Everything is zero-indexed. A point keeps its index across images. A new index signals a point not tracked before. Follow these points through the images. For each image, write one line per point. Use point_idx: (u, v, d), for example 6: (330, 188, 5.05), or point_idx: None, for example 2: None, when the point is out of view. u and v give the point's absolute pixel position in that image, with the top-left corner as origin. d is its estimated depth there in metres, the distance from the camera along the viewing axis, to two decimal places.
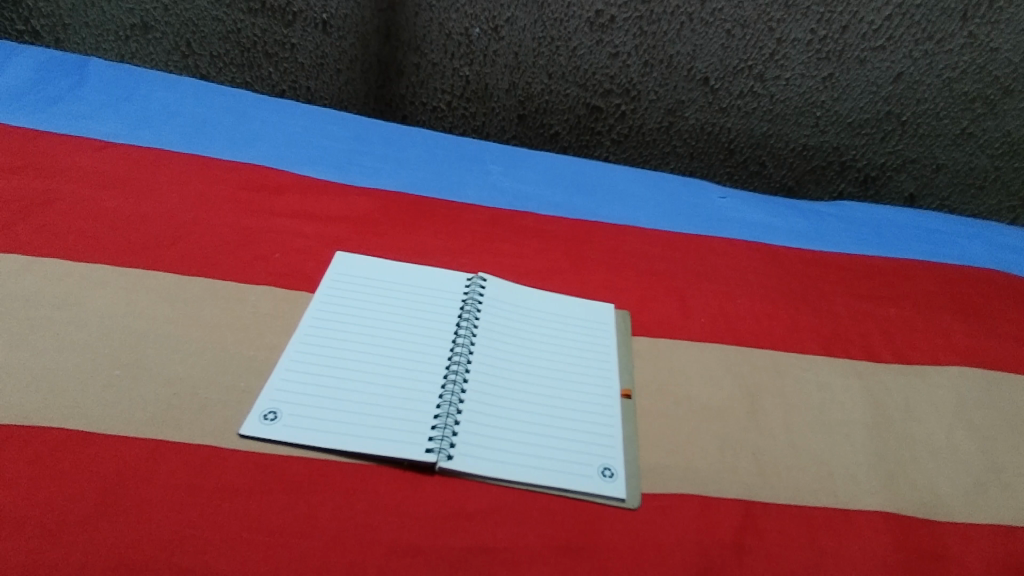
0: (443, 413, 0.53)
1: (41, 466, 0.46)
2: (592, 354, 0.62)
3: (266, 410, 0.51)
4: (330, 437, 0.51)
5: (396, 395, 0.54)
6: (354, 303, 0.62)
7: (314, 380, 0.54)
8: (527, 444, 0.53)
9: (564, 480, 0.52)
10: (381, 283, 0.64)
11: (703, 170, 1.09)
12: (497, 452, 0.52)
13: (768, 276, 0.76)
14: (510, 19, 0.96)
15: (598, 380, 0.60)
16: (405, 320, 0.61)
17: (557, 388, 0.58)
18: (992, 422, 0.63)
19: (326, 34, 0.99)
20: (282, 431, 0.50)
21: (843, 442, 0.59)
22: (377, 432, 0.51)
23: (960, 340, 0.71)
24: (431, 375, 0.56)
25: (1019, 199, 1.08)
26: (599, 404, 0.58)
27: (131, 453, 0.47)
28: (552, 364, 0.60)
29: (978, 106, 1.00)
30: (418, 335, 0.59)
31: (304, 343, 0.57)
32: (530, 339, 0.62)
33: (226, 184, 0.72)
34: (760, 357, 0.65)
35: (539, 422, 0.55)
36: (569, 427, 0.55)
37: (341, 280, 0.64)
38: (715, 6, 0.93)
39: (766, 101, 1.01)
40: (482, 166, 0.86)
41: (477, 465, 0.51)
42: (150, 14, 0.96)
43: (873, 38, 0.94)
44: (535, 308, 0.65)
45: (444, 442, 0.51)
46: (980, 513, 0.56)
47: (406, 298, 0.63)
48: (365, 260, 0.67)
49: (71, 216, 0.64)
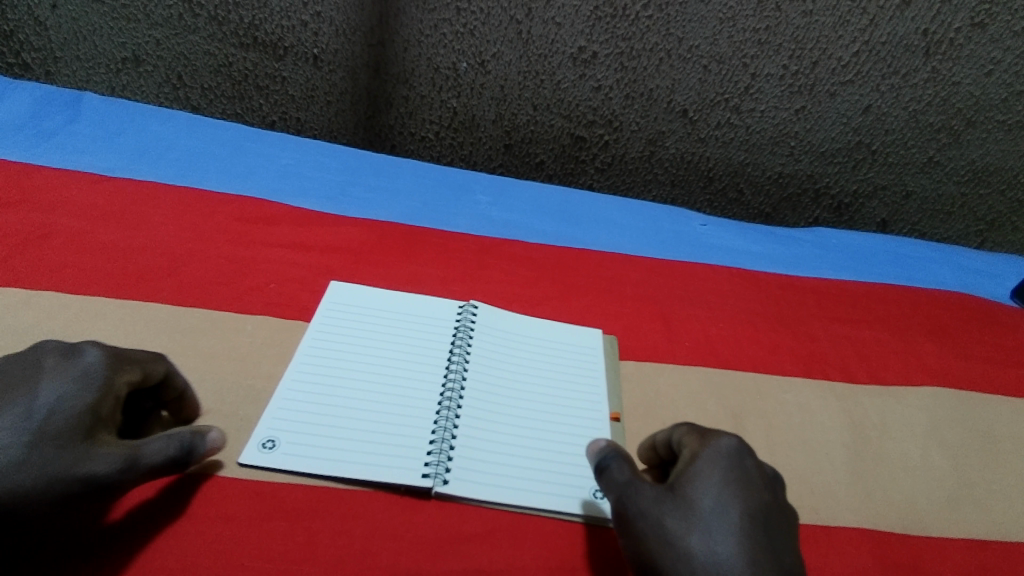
0: (438, 438, 0.55)
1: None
2: (582, 377, 0.64)
3: (265, 438, 0.53)
4: (328, 463, 0.52)
5: (393, 422, 0.55)
6: (349, 331, 0.63)
7: (313, 407, 0.55)
8: (521, 468, 0.55)
9: (557, 502, 0.53)
10: (374, 311, 0.66)
11: (684, 197, 1.13)
12: (490, 475, 0.54)
13: (748, 300, 0.79)
14: (495, 55, 0.99)
15: (588, 403, 0.62)
16: (400, 347, 0.62)
17: (548, 412, 0.60)
18: (963, 440, 0.66)
19: (317, 68, 1.01)
20: (282, 459, 0.51)
21: (823, 460, 0.62)
22: (375, 459, 0.53)
23: (931, 361, 0.74)
24: (425, 402, 0.58)
25: (985, 223, 1.14)
26: (590, 426, 0.60)
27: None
28: (543, 389, 0.62)
29: (943, 136, 1.05)
30: (413, 363, 0.61)
31: (301, 370, 0.58)
32: (521, 364, 0.63)
33: (222, 215, 0.74)
34: (742, 380, 0.68)
35: (532, 446, 0.56)
36: (563, 450, 0.57)
37: (338, 307, 0.65)
38: (692, 43, 0.96)
39: (743, 131, 1.05)
40: (472, 196, 0.88)
41: (470, 489, 0.52)
42: (141, 48, 0.98)
43: (842, 73, 0.98)
44: (526, 334, 0.67)
45: (440, 467, 0.53)
46: (954, 527, 0.58)
47: (402, 326, 0.65)
48: (357, 288, 0.68)
49: (68, 249, 0.65)
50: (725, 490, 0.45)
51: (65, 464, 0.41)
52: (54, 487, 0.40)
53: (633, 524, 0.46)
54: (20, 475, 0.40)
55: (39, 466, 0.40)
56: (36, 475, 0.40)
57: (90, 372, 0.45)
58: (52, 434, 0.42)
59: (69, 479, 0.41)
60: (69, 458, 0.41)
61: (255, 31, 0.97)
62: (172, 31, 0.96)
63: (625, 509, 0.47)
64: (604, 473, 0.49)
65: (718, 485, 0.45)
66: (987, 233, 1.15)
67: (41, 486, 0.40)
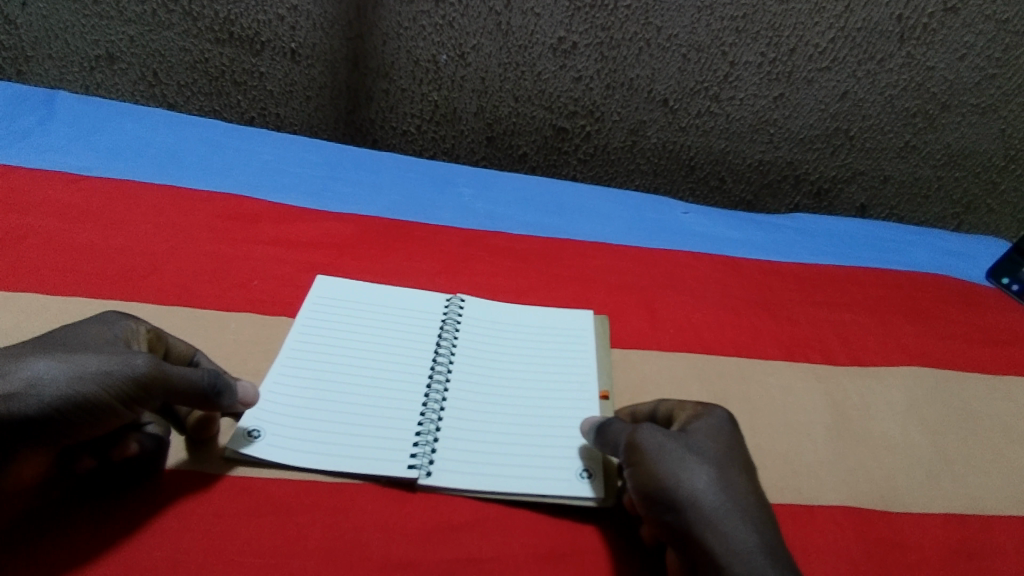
0: (424, 429, 0.55)
1: (36, 496, 0.46)
2: (569, 360, 0.64)
3: (250, 428, 0.53)
4: (314, 456, 0.52)
5: (379, 413, 0.56)
6: (336, 324, 0.63)
7: (299, 399, 0.55)
8: (505, 455, 0.55)
9: (542, 485, 0.53)
10: (360, 304, 0.66)
11: (666, 187, 1.14)
12: (476, 465, 0.54)
13: (731, 286, 0.80)
14: (475, 46, 0.99)
15: (575, 384, 0.62)
16: (386, 339, 0.62)
17: (535, 398, 0.60)
18: (942, 418, 0.68)
19: (295, 62, 1.00)
20: (267, 450, 0.51)
21: (805, 441, 0.63)
22: (360, 451, 0.53)
23: (909, 341, 0.76)
24: (411, 394, 0.58)
25: (961, 207, 1.16)
26: (579, 409, 0.60)
27: (121, 480, 0.48)
28: (529, 375, 0.62)
29: (919, 121, 1.06)
30: (400, 356, 0.61)
31: (288, 362, 0.58)
32: (507, 353, 0.64)
33: (202, 213, 0.73)
34: (726, 365, 0.69)
35: (518, 432, 0.57)
36: (550, 434, 0.57)
37: (328, 298, 0.65)
38: (671, 32, 0.97)
39: (723, 120, 1.06)
40: (454, 188, 0.88)
41: (455, 479, 0.53)
42: (115, 45, 0.96)
43: (819, 60, 0.99)
44: (512, 323, 0.67)
45: (424, 459, 0.53)
46: (933, 503, 0.60)
47: (387, 319, 0.65)
48: (344, 282, 0.68)
49: (45, 250, 0.65)
50: (730, 443, 0.49)
51: (93, 359, 0.43)
52: (79, 378, 0.42)
53: (642, 454, 0.48)
54: (53, 368, 0.42)
55: (68, 357, 0.43)
56: (63, 364, 0.43)
57: (114, 322, 0.49)
58: (80, 345, 0.45)
59: (94, 373, 0.43)
60: (95, 353, 0.44)
61: (231, 26, 0.96)
62: (146, 27, 0.95)
63: (635, 438, 0.49)
64: (609, 429, 0.53)
65: (721, 435, 0.49)
66: (964, 215, 1.17)
67: (67, 378, 0.42)
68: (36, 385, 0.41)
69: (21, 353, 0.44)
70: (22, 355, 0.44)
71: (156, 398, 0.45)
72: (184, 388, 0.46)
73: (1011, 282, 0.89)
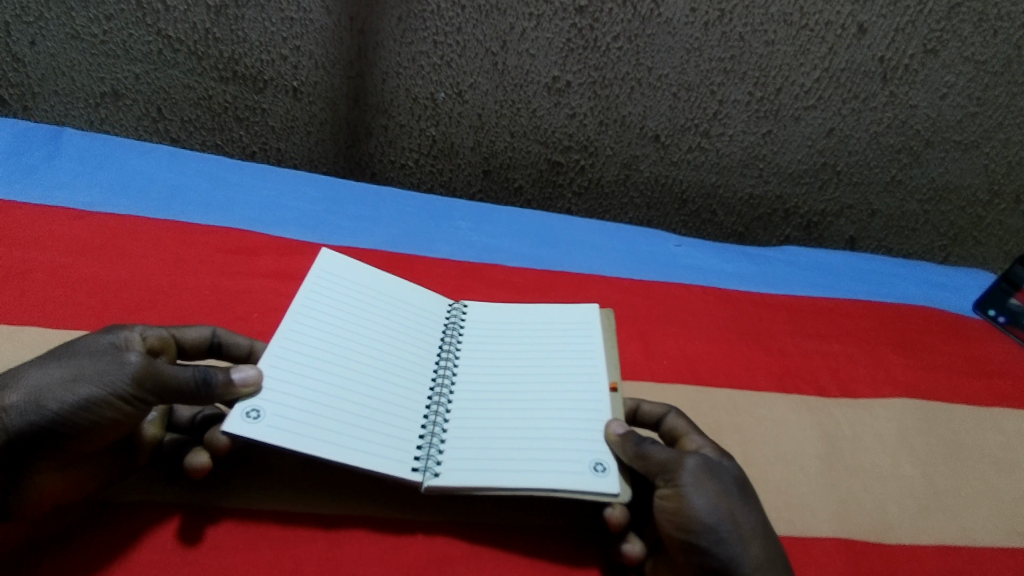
0: (428, 435, 0.55)
1: (46, 539, 0.48)
2: (578, 351, 0.63)
3: (248, 408, 0.50)
4: (316, 444, 0.50)
5: (382, 411, 0.55)
6: (341, 307, 0.62)
7: (301, 384, 0.53)
8: (512, 451, 0.54)
9: (557, 481, 0.52)
10: (366, 293, 0.65)
11: (659, 219, 1.16)
12: (483, 463, 0.53)
13: (723, 318, 0.81)
14: (472, 85, 1.02)
15: (583, 376, 0.60)
16: (389, 337, 0.62)
17: (541, 393, 0.60)
18: (933, 449, 0.69)
19: (296, 100, 1.03)
20: (267, 432, 0.49)
21: (797, 472, 0.64)
22: (364, 447, 0.52)
23: (898, 372, 0.77)
24: (414, 398, 0.58)
25: (948, 239, 1.19)
26: (586, 402, 0.58)
27: (129, 515, 0.51)
28: (533, 369, 0.62)
29: (904, 157, 1.09)
30: (403, 352, 0.61)
31: (292, 340, 0.56)
32: (513, 347, 0.64)
33: (204, 247, 0.75)
34: (718, 396, 0.70)
35: (524, 430, 0.56)
36: (560, 428, 0.56)
37: (323, 278, 0.63)
38: (662, 72, 1.00)
39: (713, 155, 1.09)
40: (452, 222, 0.90)
41: (462, 478, 0.52)
42: (120, 83, 0.99)
43: (805, 98, 1.02)
44: (519, 320, 0.67)
45: (429, 462, 0.53)
46: (925, 534, 0.60)
47: (393, 312, 0.65)
48: (349, 264, 0.66)
49: (50, 284, 0.66)
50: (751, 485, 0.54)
51: (90, 363, 0.46)
52: (75, 386, 0.45)
53: (712, 492, 0.49)
54: (53, 375, 0.45)
55: (65, 362, 0.46)
56: (60, 370, 0.46)
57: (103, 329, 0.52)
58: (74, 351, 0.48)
59: (90, 379, 0.45)
60: (88, 357, 0.47)
61: (235, 65, 0.99)
62: (152, 66, 0.98)
63: (686, 461, 0.51)
64: (651, 451, 0.52)
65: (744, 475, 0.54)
66: (951, 247, 1.20)
67: (64, 383, 0.45)
68: (35, 396, 0.44)
69: (24, 366, 0.46)
70: (22, 366, 0.47)
71: (150, 395, 0.48)
72: (176, 385, 0.48)
73: (998, 313, 0.91)
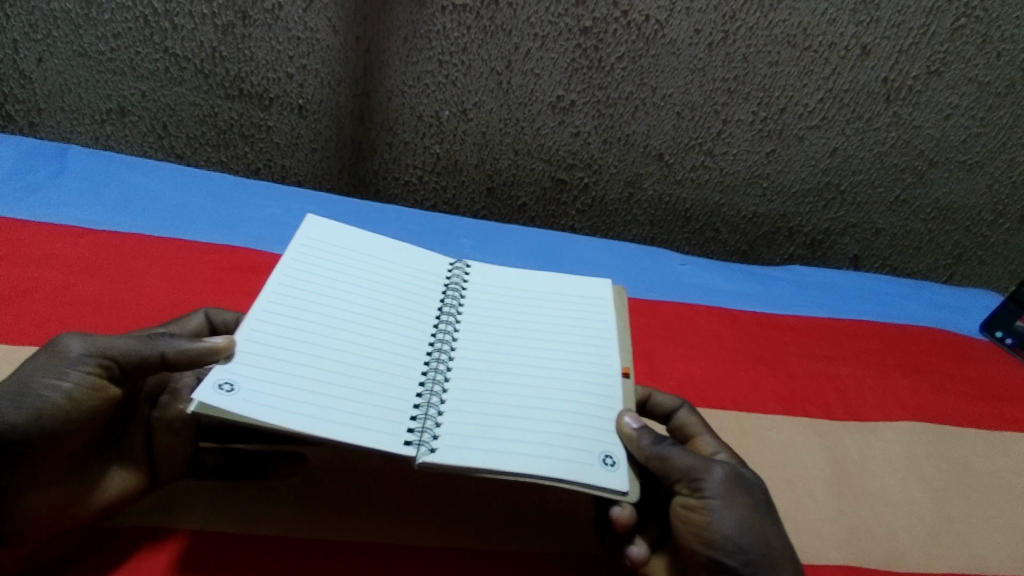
0: (424, 405, 0.53)
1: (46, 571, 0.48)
2: (588, 331, 0.62)
3: (222, 382, 0.48)
4: (298, 418, 0.48)
5: (371, 380, 0.53)
6: (330, 277, 0.60)
7: (283, 359, 0.52)
8: (516, 430, 0.52)
9: (565, 470, 0.50)
10: (359, 263, 0.63)
11: (663, 237, 1.16)
12: (481, 440, 0.51)
13: (729, 338, 0.81)
14: (477, 103, 1.02)
15: (595, 360, 0.60)
16: (382, 306, 0.60)
17: (548, 370, 0.58)
18: (942, 472, 0.68)
19: (302, 117, 1.03)
20: (246, 405, 0.47)
21: (806, 497, 0.63)
22: (353, 420, 0.49)
23: (905, 394, 0.76)
24: (410, 367, 0.56)
25: (952, 258, 1.18)
26: (598, 385, 0.57)
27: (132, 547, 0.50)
28: (540, 347, 0.60)
29: (908, 176, 1.09)
30: (398, 321, 0.59)
31: (275, 314, 0.55)
32: (518, 321, 0.63)
33: (208, 266, 0.74)
34: (724, 419, 0.69)
35: (529, 408, 0.54)
36: (567, 412, 0.54)
37: (308, 251, 0.62)
38: (666, 92, 1.01)
39: (717, 173, 1.09)
40: (455, 240, 0.90)
41: (458, 455, 0.49)
42: (127, 100, 1.00)
43: (808, 118, 1.03)
44: (523, 294, 0.66)
45: (425, 436, 0.50)
46: (936, 563, 0.60)
47: (388, 282, 0.63)
48: (341, 236, 0.65)
49: (52, 303, 0.65)
50: None
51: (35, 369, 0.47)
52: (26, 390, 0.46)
53: (739, 507, 0.50)
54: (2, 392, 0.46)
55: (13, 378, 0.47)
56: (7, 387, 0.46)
57: None
58: None
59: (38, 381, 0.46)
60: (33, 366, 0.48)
61: (241, 83, 0.99)
62: (158, 83, 0.98)
63: (716, 471, 0.51)
64: (673, 457, 0.52)
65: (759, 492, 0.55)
66: (955, 267, 1.20)
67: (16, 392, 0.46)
68: None
69: None
70: None
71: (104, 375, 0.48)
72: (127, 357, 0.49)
73: (1005, 335, 0.90)
